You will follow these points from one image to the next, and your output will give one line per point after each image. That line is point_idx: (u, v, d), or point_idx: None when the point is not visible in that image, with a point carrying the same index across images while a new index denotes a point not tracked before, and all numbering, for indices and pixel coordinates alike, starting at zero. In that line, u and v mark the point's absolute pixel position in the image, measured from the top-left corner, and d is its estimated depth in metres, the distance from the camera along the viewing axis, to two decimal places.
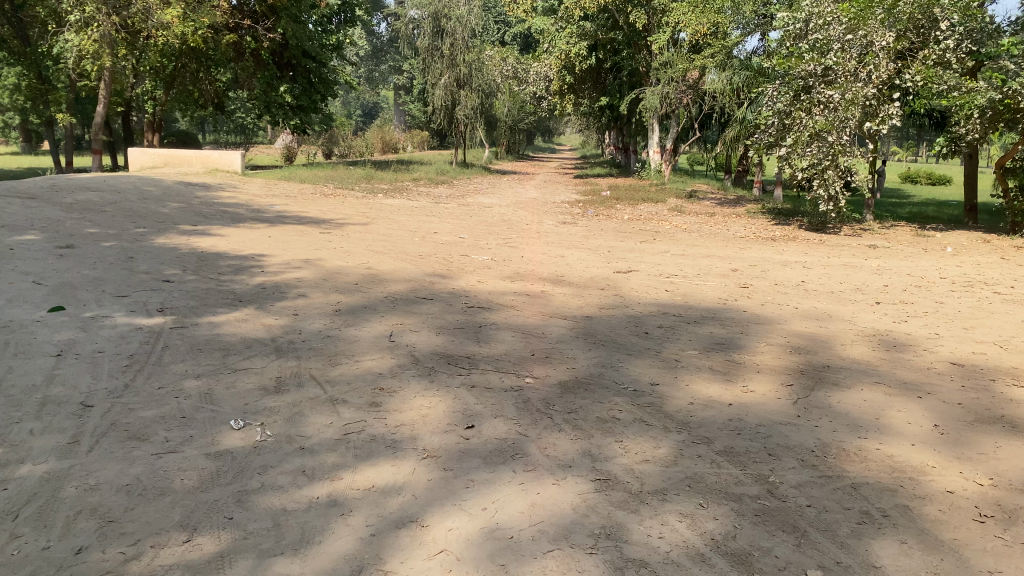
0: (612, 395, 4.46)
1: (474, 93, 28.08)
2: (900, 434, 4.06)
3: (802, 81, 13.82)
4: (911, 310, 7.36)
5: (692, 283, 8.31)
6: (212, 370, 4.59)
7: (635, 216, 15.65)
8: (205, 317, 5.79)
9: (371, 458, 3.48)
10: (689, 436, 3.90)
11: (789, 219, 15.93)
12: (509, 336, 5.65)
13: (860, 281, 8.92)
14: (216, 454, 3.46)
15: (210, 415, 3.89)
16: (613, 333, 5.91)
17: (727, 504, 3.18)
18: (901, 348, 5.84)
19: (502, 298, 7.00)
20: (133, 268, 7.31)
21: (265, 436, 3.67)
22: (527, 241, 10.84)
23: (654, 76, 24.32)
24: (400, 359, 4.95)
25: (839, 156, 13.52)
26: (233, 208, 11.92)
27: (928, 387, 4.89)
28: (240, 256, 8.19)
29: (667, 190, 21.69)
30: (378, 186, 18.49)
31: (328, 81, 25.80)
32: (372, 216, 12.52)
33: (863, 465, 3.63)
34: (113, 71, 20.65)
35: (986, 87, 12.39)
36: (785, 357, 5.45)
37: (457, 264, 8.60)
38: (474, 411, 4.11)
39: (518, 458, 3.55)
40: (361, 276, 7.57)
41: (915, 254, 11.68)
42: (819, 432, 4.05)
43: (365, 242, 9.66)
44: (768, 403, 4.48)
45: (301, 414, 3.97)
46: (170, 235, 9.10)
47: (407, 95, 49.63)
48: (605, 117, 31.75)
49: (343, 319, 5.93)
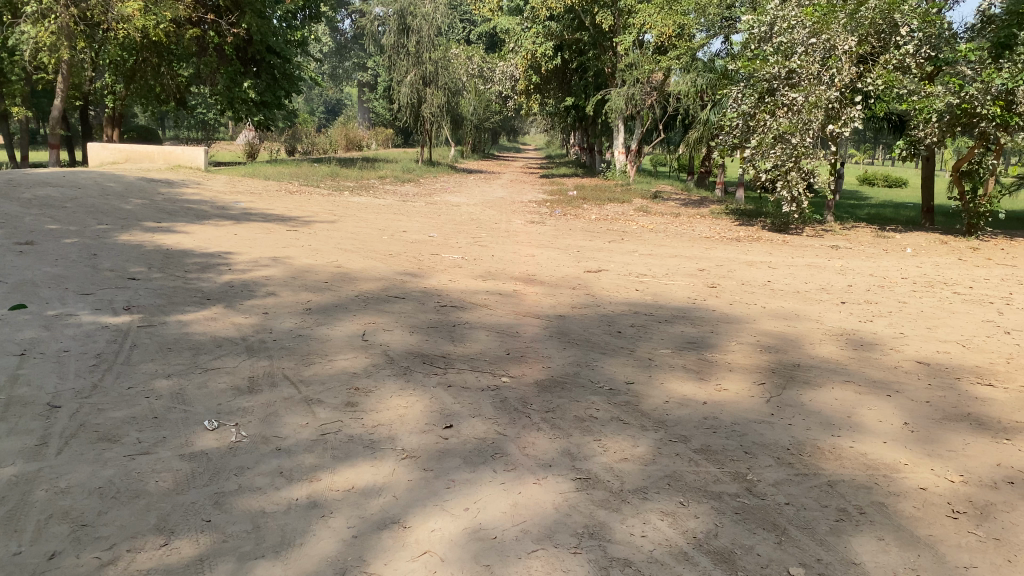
0: (589, 393, 4.47)
1: (440, 91, 27.95)
2: (871, 432, 4.13)
3: (766, 83, 13.98)
4: (876, 310, 7.49)
5: (661, 283, 8.37)
6: (182, 369, 4.51)
7: (601, 215, 15.74)
8: (173, 315, 5.68)
9: (349, 459, 3.44)
10: (666, 434, 3.92)
11: (753, 220, 16.13)
12: (483, 335, 5.63)
13: (824, 281, 9.05)
14: (189, 455, 3.40)
15: (183, 415, 3.82)
16: (587, 332, 5.93)
17: (707, 503, 3.21)
18: (868, 347, 5.94)
19: (475, 297, 6.98)
20: (96, 265, 7.16)
21: (240, 437, 3.61)
22: (496, 240, 10.84)
23: (620, 77, 24.44)
24: (375, 359, 4.91)
25: (802, 159, 13.67)
26: (197, 205, 11.72)
27: (897, 385, 4.98)
28: (207, 254, 8.06)
29: (633, 191, 21.84)
30: (343, 184, 18.34)
31: (292, 77, 25.31)
32: (339, 214, 12.41)
33: (838, 463, 3.69)
34: (72, 64, 20.29)
35: (944, 92, 12.70)
36: (756, 356, 5.51)
37: (428, 263, 8.56)
38: (452, 410, 4.09)
39: (497, 457, 3.54)
40: (331, 274, 7.50)
41: (876, 255, 11.90)
42: (793, 430, 4.10)
43: (333, 240, 9.58)
44: (742, 401, 4.52)
45: (276, 414, 3.91)
46: (134, 232, 8.93)
47: (371, 93, 49.33)
48: (570, 117, 31.85)
49: (315, 318, 5.87)
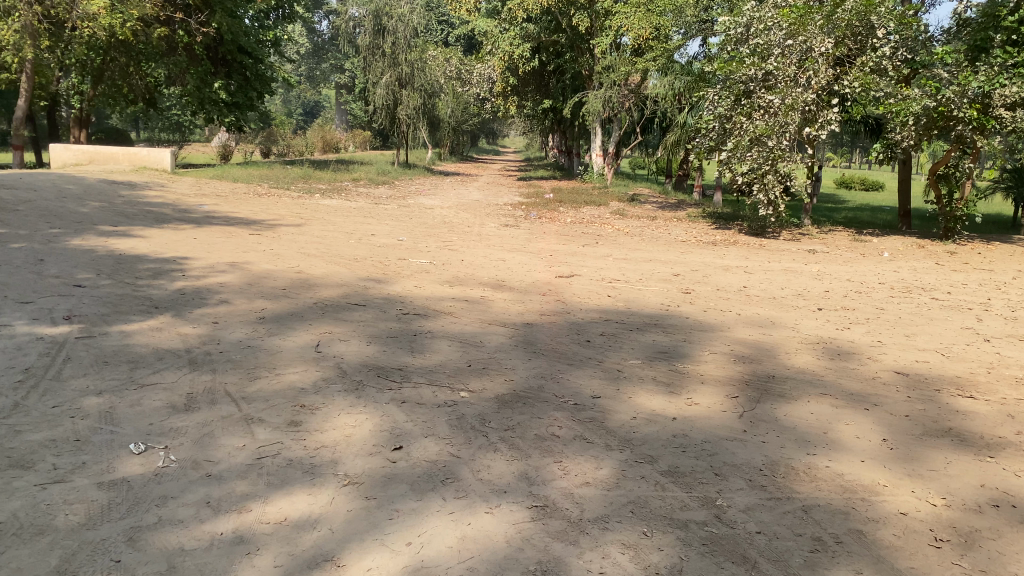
0: (552, 410, 4.20)
1: (416, 93, 27.68)
2: (848, 450, 3.91)
3: (743, 85, 13.80)
4: (853, 317, 7.30)
5: (634, 288, 8.13)
6: (117, 385, 4.20)
7: (577, 219, 15.54)
8: (116, 326, 5.37)
9: (286, 486, 3.16)
10: (632, 454, 3.66)
11: (730, 224, 15.98)
12: (444, 346, 5.36)
13: (801, 287, 8.86)
14: (109, 484, 3.10)
15: (109, 438, 3.52)
16: (554, 342, 5.67)
17: (672, 533, 2.95)
18: (846, 357, 5.73)
19: (439, 304, 6.71)
20: (42, 271, 6.81)
21: (167, 462, 3.31)
22: (468, 244, 10.56)
23: (597, 80, 24.24)
24: (327, 372, 4.62)
25: (778, 162, 13.50)
26: (158, 208, 11.36)
27: (874, 397, 4.77)
28: (162, 260, 7.73)
29: (609, 194, 21.62)
30: (315, 186, 17.98)
31: (264, 77, 24.79)
32: (307, 218, 12.08)
33: (813, 485, 3.45)
34: (35, 63, 19.84)
35: (921, 96, 12.63)
36: (730, 367, 5.28)
37: (394, 268, 8.26)
38: (404, 430, 3.81)
39: (448, 483, 3.27)
40: (290, 280, 7.20)
41: (853, 259, 11.77)
42: (766, 449, 3.86)
43: (297, 245, 9.27)
44: (713, 416, 4.28)
45: (211, 436, 3.61)
46: (87, 236, 8.58)
47: (348, 94, 48.92)
48: (548, 120, 31.60)
49: (267, 328, 5.57)
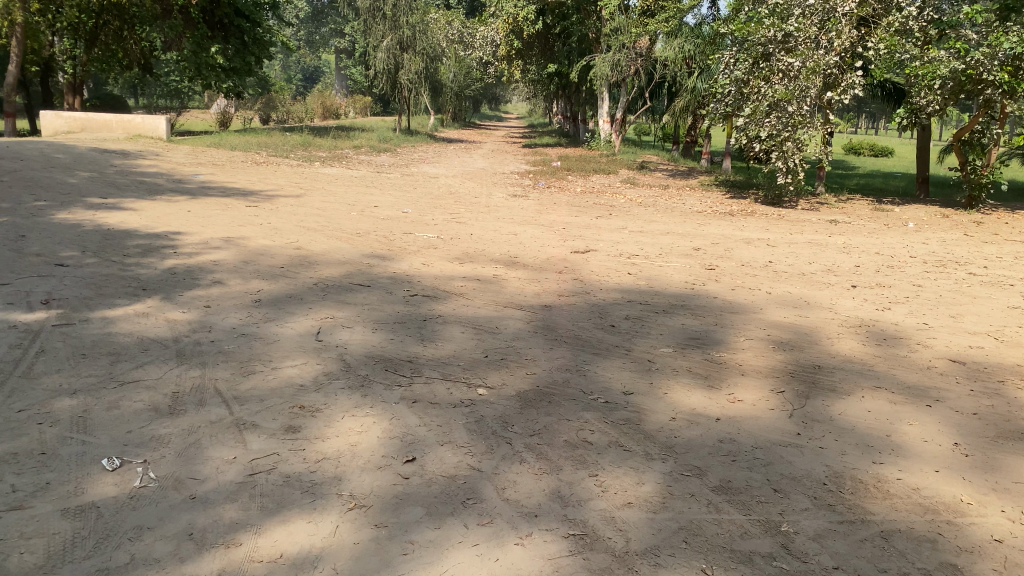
0: (581, 410, 3.75)
1: (418, 57, 26.84)
2: (918, 457, 3.46)
3: (761, 48, 13.11)
4: (890, 295, 6.81)
5: (655, 265, 7.65)
6: (94, 383, 3.74)
7: (587, 188, 15.02)
8: (99, 311, 4.90)
9: (282, 512, 2.72)
10: (677, 466, 3.22)
11: (744, 193, 15.41)
12: (457, 333, 4.90)
13: (831, 262, 8.35)
14: (74, 511, 2.65)
15: (80, 450, 3.07)
16: (576, 327, 5.21)
17: (736, 570, 2.51)
18: (893, 342, 5.26)
19: (449, 284, 6.23)
20: (22, 249, 6.34)
21: (146, 481, 2.87)
22: (476, 216, 10.07)
23: (604, 43, 23.45)
24: (329, 366, 4.16)
25: (798, 128, 12.89)
26: (152, 178, 10.85)
27: (934, 391, 4.31)
28: (152, 235, 7.25)
29: (617, 162, 21.04)
30: (315, 154, 17.42)
31: (262, 42, 23.97)
32: (306, 188, 11.57)
33: (888, 504, 3.01)
34: (25, 26, 19.19)
35: (948, 57, 12.05)
36: (770, 355, 4.82)
37: (399, 243, 7.78)
38: (416, 436, 3.36)
39: (470, 506, 2.82)
40: (289, 258, 6.72)
41: (878, 229, 11.29)
42: (826, 456, 3.41)
43: (296, 218, 8.78)
44: (760, 416, 3.83)
45: (197, 446, 3.16)
46: (74, 210, 8.08)
47: (348, 59, 48.06)
48: (553, 86, 30.84)
49: (264, 312, 5.11)
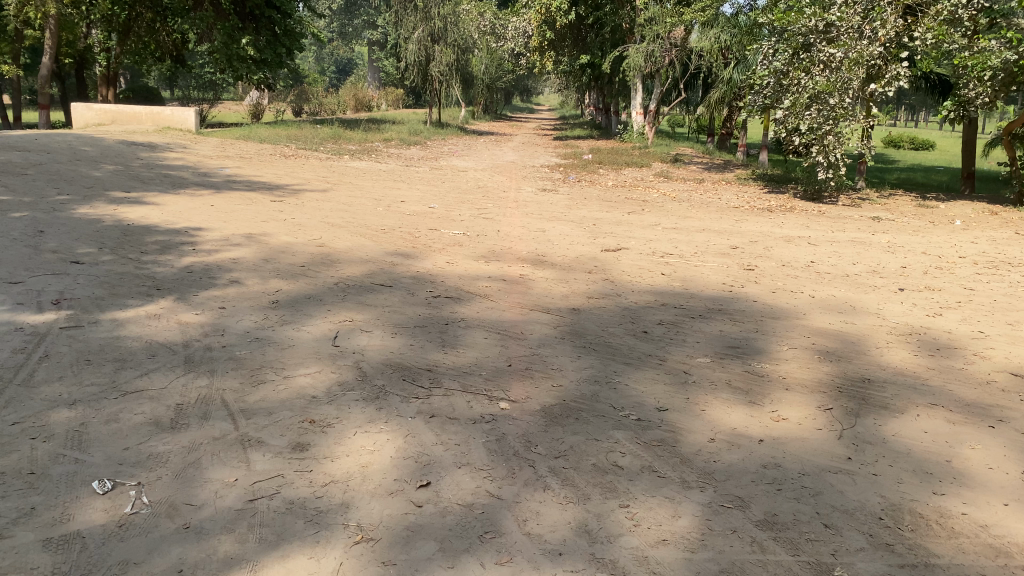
0: (610, 428, 3.47)
1: (450, 49, 26.61)
2: (984, 487, 3.13)
3: (801, 38, 12.66)
4: (941, 300, 6.43)
5: (690, 264, 7.33)
6: (96, 392, 3.54)
7: (619, 181, 14.71)
8: (110, 312, 4.72)
9: (282, 546, 2.48)
10: (717, 496, 2.93)
11: (781, 187, 15.01)
12: (480, 338, 4.65)
13: (875, 262, 7.97)
14: (57, 542, 2.44)
15: (72, 470, 2.86)
16: (605, 332, 4.93)
17: None
18: (947, 353, 4.91)
19: (474, 284, 5.98)
20: (39, 244, 6.20)
21: (138, 507, 2.65)
22: (504, 211, 9.83)
23: (638, 33, 22.98)
24: (344, 375, 3.93)
25: (840, 121, 12.39)
26: (178, 171, 10.75)
27: (997, 409, 3.97)
28: (172, 231, 7.10)
29: (650, 155, 20.67)
30: (344, 147, 17.28)
31: (293, 33, 23.90)
32: (333, 182, 11.40)
33: (954, 545, 2.70)
34: (59, 18, 19.33)
35: (999, 48, 11.51)
36: (815, 367, 4.50)
37: (425, 240, 7.57)
38: (432, 458, 3.11)
39: (488, 541, 2.57)
40: (310, 256, 6.52)
41: (923, 227, 10.84)
42: (881, 485, 3.11)
43: (321, 213, 8.61)
44: (807, 437, 3.52)
45: (196, 466, 2.95)
46: (97, 204, 7.97)
47: (380, 51, 48.04)
48: (586, 76, 30.42)
49: (280, 314, 4.90)
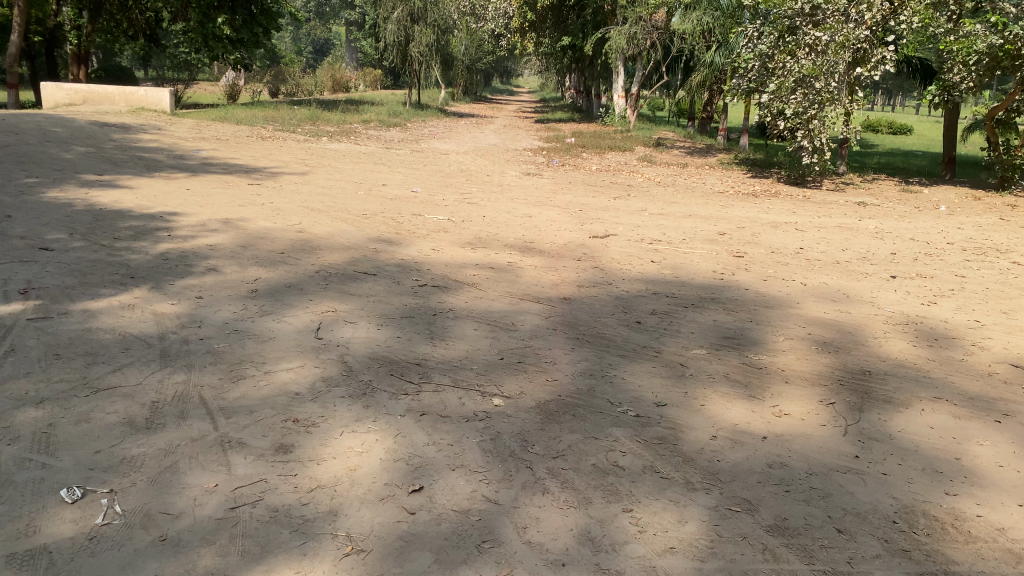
0: (609, 426, 3.33)
1: (429, 29, 26.21)
2: (997, 487, 3.02)
3: (788, 20, 12.47)
4: (934, 287, 6.34)
5: (679, 251, 7.19)
6: (65, 389, 3.34)
7: (603, 165, 14.57)
8: (81, 302, 4.50)
9: (266, 559, 2.31)
10: (724, 499, 2.80)
11: (765, 171, 14.92)
12: (469, 330, 4.48)
13: (865, 249, 7.88)
14: (22, 559, 2.26)
15: (38, 477, 2.67)
16: (597, 323, 4.78)
17: None
18: (946, 344, 4.80)
19: (461, 272, 5.80)
20: (6, 230, 5.94)
21: (110, 518, 2.47)
22: (488, 196, 9.64)
23: (620, 15, 22.72)
24: (329, 370, 3.75)
25: (826, 106, 12.38)
26: (152, 153, 10.43)
27: (1001, 403, 3.86)
28: (147, 215, 6.86)
29: (633, 139, 20.52)
30: (323, 129, 16.95)
31: (271, 13, 23.35)
32: (312, 164, 11.14)
33: (973, 551, 2.58)
34: None
35: (985, 32, 11.42)
36: (814, 359, 4.38)
37: (408, 226, 7.38)
38: (425, 459, 2.95)
39: (486, 550, 2.42)
40: (290, 242, 6.31)
41: (908, 212, 10.78)
42: (892, 485, 2.99)
43: (300, 197, 8.38)
44: (812, 435, 3.39)
45: (174, 470, 2.77)
46: (67, 187, 7.69)
47: (356, 31, 47.38)
48: (566, 59, 30.13)
49: (260, 305, 4.69)
